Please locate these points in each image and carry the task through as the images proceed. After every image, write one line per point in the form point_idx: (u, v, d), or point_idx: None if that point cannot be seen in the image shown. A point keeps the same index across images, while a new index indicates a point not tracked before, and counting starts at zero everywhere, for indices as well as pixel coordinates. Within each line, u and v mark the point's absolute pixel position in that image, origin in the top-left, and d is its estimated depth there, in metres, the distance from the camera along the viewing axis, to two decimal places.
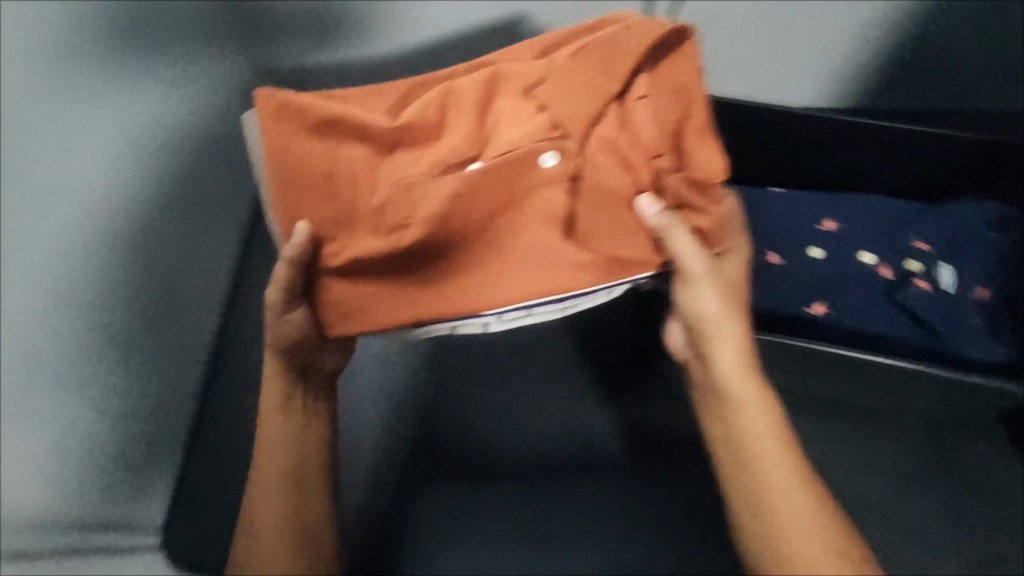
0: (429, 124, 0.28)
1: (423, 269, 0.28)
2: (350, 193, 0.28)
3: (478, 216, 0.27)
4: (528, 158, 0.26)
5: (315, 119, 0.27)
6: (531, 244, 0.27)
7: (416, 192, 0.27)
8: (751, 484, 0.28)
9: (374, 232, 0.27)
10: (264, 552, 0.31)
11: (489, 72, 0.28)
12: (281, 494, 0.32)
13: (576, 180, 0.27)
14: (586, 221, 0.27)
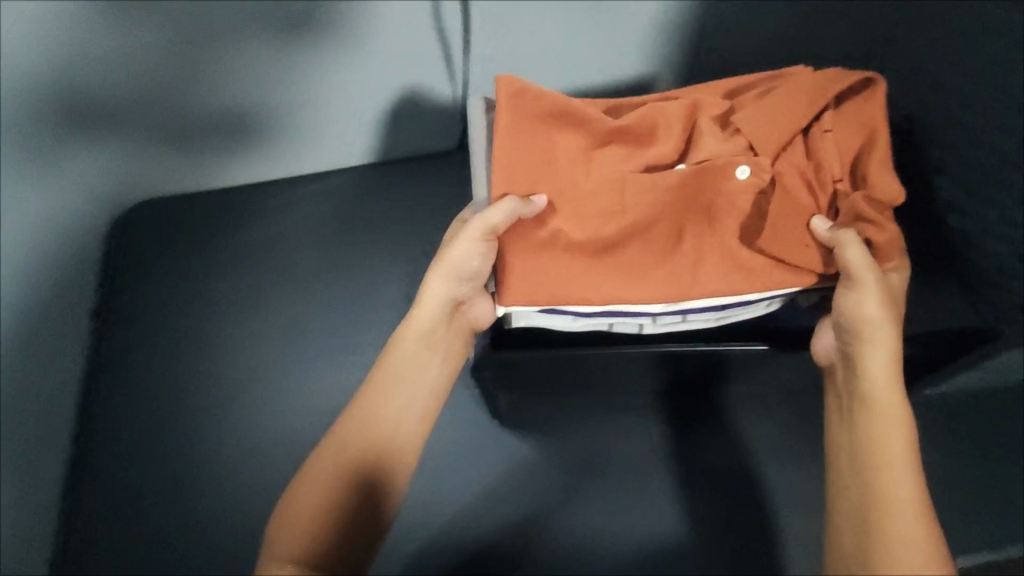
0: (645, 131, 0.56)
1: (611, 221, 0.54)
2: (565, 163, 0.55)
3: (707, 186, 0.53)
4: (726, 165, 0.53)
5: (537, 103, 0.56)
6: (727, 212, 0.53)
7: (661, 175, 0.54)
8: (870, 475, 0.47)
9: (628, 211, 0.54)
10: (313, 486, 0.51)
11: (697, 100, 0.56)
12: (352, 436, 0.53)
13: (757, 184, 0.53)
14: (777, 216, 0.53)
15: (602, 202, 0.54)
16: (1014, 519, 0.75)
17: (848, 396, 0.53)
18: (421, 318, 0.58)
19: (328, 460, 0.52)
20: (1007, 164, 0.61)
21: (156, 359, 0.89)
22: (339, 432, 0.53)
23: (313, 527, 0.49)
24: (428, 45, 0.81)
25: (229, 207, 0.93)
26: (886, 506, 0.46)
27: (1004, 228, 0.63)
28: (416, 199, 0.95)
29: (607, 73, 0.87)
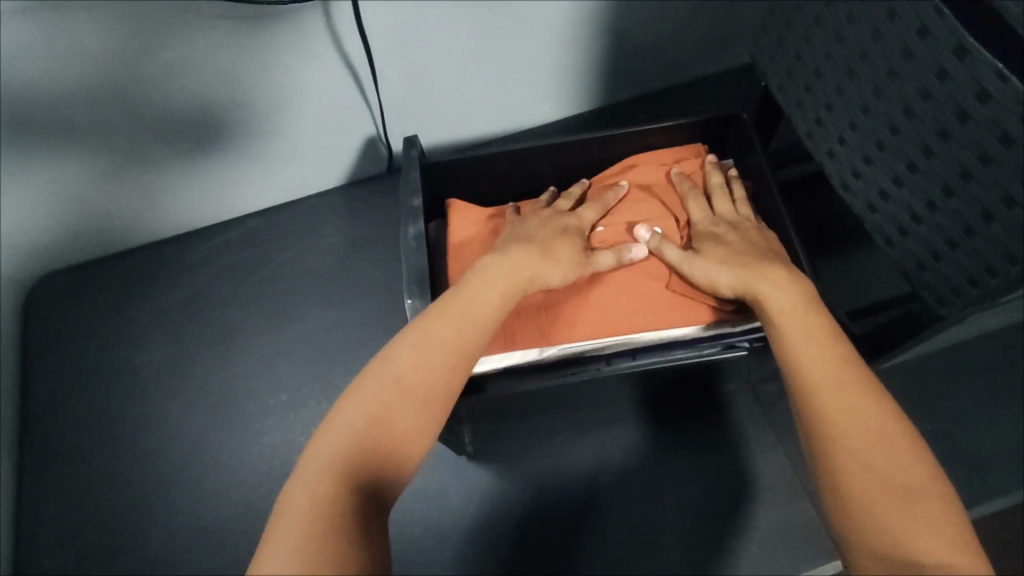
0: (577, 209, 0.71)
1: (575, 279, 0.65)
2: None
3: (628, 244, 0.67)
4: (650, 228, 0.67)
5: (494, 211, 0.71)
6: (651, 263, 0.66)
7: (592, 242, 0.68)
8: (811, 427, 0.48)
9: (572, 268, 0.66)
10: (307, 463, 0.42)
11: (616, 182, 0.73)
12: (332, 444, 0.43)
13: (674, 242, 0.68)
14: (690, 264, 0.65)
15: None
16: (982, 468, 0.78)
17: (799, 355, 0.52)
18: (439, 326, 0.51)
19: (337, 431, 0.44)
20: (883, 147, 0.59)
21: (92, 447, 0.88)
22: (361, 395, 0.46)
23: (318, 505, 0.39)
24: (342, 78, 0.83)
25: (170, 260, 0.97)
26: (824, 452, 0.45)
27: (905, 217, 0.59)
28: (316, 235, 0.98)
29: (492, 93, 0.94)
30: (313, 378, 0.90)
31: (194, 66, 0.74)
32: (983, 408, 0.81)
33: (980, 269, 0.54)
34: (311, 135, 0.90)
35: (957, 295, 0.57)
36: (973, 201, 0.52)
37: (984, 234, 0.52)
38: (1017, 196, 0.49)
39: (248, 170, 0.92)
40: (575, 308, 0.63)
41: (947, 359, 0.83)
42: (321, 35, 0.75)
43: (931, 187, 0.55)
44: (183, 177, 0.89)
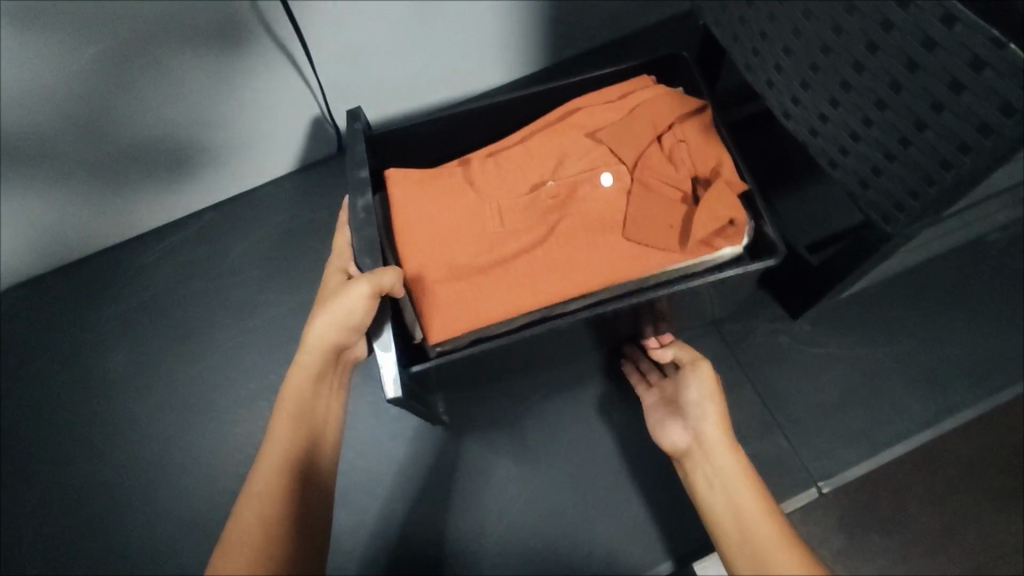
0: (520, 160, 0.69)
1: (526, 239, 0.65)
2: (469, 197, 0.67)
3: (573, 196, 0.65)
4: (594, 181, 0.65)
5: (432, 171, 0.69)
6: (601, 215, 0.64)
7: (537, 198, 0.66)
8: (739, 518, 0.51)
9: (519, 230, 0.65)
10: (261, 466, 0.51)
11: (563, 126, 0.70)
12: (276, 448, 0.52)
13: (624, 188, 0.65)
14: (638, 213, 0.64)
15: (487, 226, 0.65)
16: (948, 381, 0.80)
17: (704, 462, 0.57)
18: (309, 360, 0.57)
19: (277, 433, 0.53)
20: (818, 69, 0.59)
21: (68, 459, 0.87)
22: (263, 465, 0.51)
23: (266, 510, 0.48)
24: (278, 65, 0.80)
25: (129, 262, 0.95)
26: (750, 530, 0.50)
27: (844, 137, 0.60)
28: (273, 223, 0.97)
29: (436, 63, 0.92)
30: (285, 365, 0.89)
31: (120, 63, 0.71)
32: (946, 324, 0.83)
33: (919, 179, 0.55)
34: (255, 126, 0.88)
35: (901, 210, 0.58)
36: (906, 112, 0.53)
37: (919, 142, 0.53)
38: (944, 100, 0.49)
39: (193, 168, 0.90)
40: (533, 266, 0.63)
41: (902, 283, 0.85)
42: (249, 21, 0.73)
43: (865, 102, 0.56)
44: (126, 180, 0.86)
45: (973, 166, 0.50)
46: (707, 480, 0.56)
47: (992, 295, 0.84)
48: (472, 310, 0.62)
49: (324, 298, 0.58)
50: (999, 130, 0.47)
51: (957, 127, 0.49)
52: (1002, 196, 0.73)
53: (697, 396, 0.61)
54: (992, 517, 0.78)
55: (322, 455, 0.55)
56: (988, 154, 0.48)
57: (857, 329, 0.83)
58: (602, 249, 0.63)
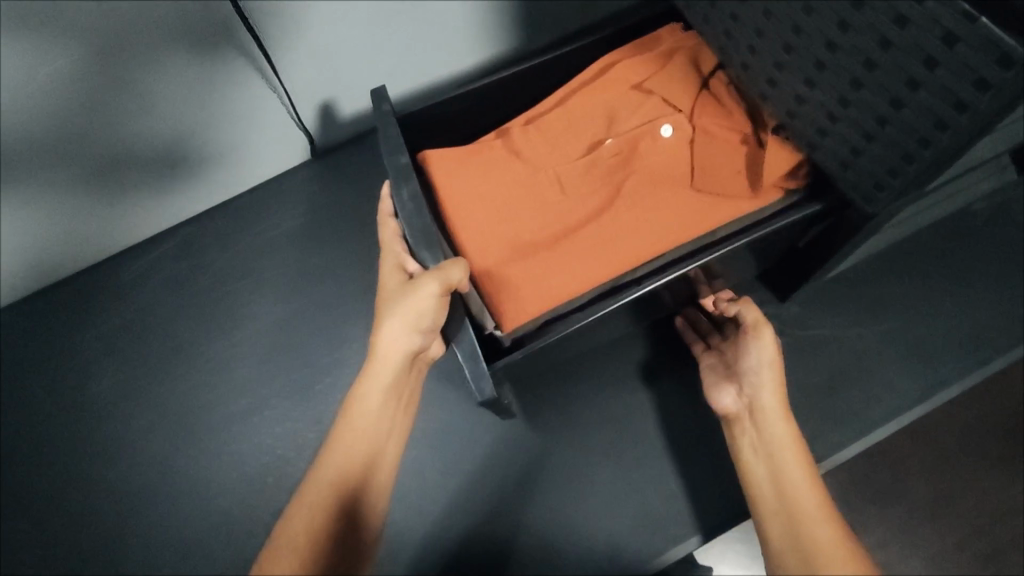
0: (566, 124, 0.74)
1: (593, 195, 0.69)
2: (526, 164, 0.71)
3: (632, 153, 0.71)
4: (655, 136, 0.70)
5: (476, 145, 0.72)
6: (665, 167, 0.69)
7: (598, 157, 0.71)
8: (781, 489, 0.54)
9: (581, 189, 0.70)
10: (324, 465, 0.55)
11: (602, 86, 0.74)
12: (338, 450, 0.56)
13: (686, 139, 0.70)
14: (701, 159, 0.69)
15: (550, 187, 0.70)
16: (941, 351, 0.81)
17: (755, 431, 0.59)
18: (381, 367, 0.58)
19: (344, 435, 0.56)
20: (791, 50, 0.59)
21: (57, 487, 0.84)
22: (321, 476, 0.54)
23: (322, 511, 0.52)
24: (243, 76, 0.78)
25: (108, 281, 0.92)
26: (792, 505, 0.52)
27: (821, 119, 0.60)
28: (255, 229, 0.94)
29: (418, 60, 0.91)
30: (278, 374, 0.87)
31: (79, 78, 0.67)
32: (936, 294, 0.84)
33: (897, 158, 0.55)
34: (224, 140, 0.85)
35: (881, 190, 0.58)
36: (882, 90, 0.53)
37: (896, 121, 0.53)
38: (919, 77, 0.49)
39: (162, 184, 0.87)
40: (605, 216, 0.66)
41: (890, 260, 0.86)
42: (209, 33, 0.71)
43: (840, 82, 0.56)
44: (91, 202, 0.83)
45: (952, 143, 0.50)
46: (754, 451, 0.58)
47: (977, 267, 0.85)
48: (537, 279, 0.63)
49: (387, 296, 0.58)
50: (976, 105, 0.47)
51: (933, 103, 0.49)
52: (984, 168, 0.74)
53: (757, 361, 0.62)
54: (990, 481, 0.79)
55: (381, 464, 0.58)
56: (966, 129, 0.48)
57: (850, 304, 0.84)
58: (675, 199, 0.67)
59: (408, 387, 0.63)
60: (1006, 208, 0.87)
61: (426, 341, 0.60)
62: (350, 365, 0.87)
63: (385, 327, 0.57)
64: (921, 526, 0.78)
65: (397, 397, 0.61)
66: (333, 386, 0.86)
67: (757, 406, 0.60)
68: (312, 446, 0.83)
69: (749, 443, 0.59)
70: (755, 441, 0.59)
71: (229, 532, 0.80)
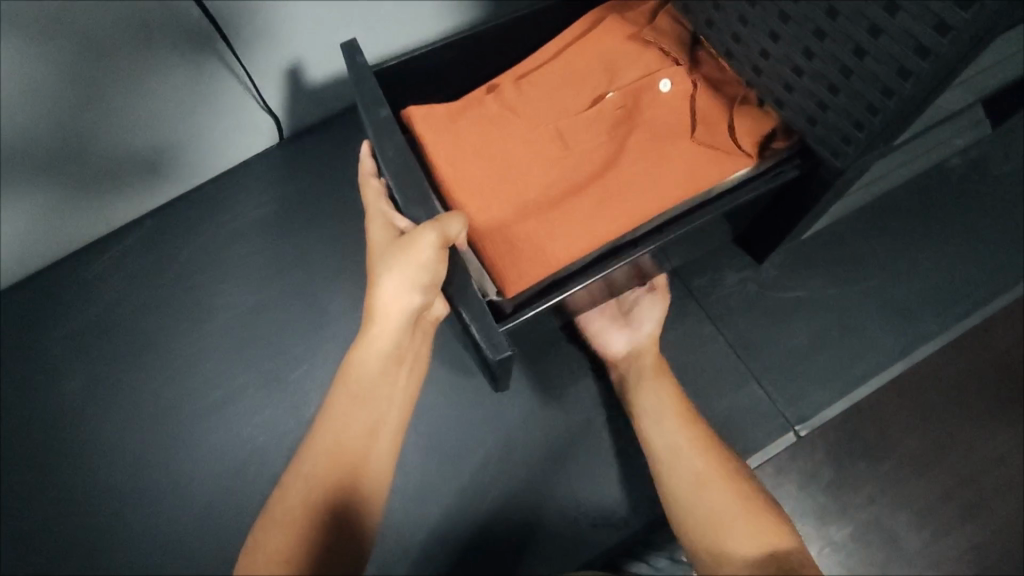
0: (556, 82, 0.70)
1: (586, 157, 0.66)
2: (516, 126, 0.68)
3: (631, 108, 0.67)
4: (658, 88, 0.66)
5: (462, 105, 0.69)
6: (667, 121, 0.66)
7: (593, 113, 0.67)
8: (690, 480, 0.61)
9: (576, 150, 0.66)
10: (322, 434, 0.54)
11: (592, 43, 0.71)
12: (336, 421, 0.55)
13: (687, 91, 0.66)
14: (702, 112, 0.65)
15: (541, 148, 0.66)
16: (918, 307, 0.82)
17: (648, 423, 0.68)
18: (379, 331, 0.58)
19: (343, 402, 0.56)
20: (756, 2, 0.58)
21: (32, 495, 0.81)
22: (321, 444, 0.53)
23: (322, 478, 0.51)
24: (200, 58, 0.74)
25: (69, 279, 0.88)
26: (698, 488, 0.60)
27: (787, 73, 0.59)
28: (221, 219, 0.91)
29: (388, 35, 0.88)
30: (257, 365, 0.85)
31: (23, 63, 0.64)
32: (915, 253, 0.85)
33: (862, 110, 0.54)
34: (183, 130, 0.81)
35: (848, 144, 0.57)
36: (844, 39, 0.52)
37: (860, 71, 0.52)
38: (881, 23, 0.49)
39: (122, 180, 0.83)
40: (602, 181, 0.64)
41: (861, 220, 0.86)
42: (156, 11, 0.67)
43: (804, 34, 0.55)
44: (46, 204, 0.79)
45: (914, 92, 0.50)
46: (661, 444, 0.66)
47: (948, 224, 0.86)
48: (529, 249, 0.61)
49: (381, 255, 0.57)
50: (938, 50, 0.46)
51: (896, 49, 0.49)
52: (955, 122, 0.74)
53: (633, 365, 0.74)
54: (970, 430, 0.81)
55: (383, 430, 0.57)
56: (928, 75, 0.48)
57: (828, 265, 0.85)
58: (674, 160, 0.64)
59: (407, 353, 0.62)
60: (977, 165, 0.89)
61: (428, 299, 0.60)
62: (328, 354, 0.85)
63: (378, 287, 0.57)
64: (910, 479, 0.79)
65: (397, 362, 0.61)
66: (311, 375, 0.84)
67: (653, 406, 0.69)
68: (293, 437, 0.81)
69: (660, 438, 0.66)
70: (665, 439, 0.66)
71: (215, 526, 0.78)
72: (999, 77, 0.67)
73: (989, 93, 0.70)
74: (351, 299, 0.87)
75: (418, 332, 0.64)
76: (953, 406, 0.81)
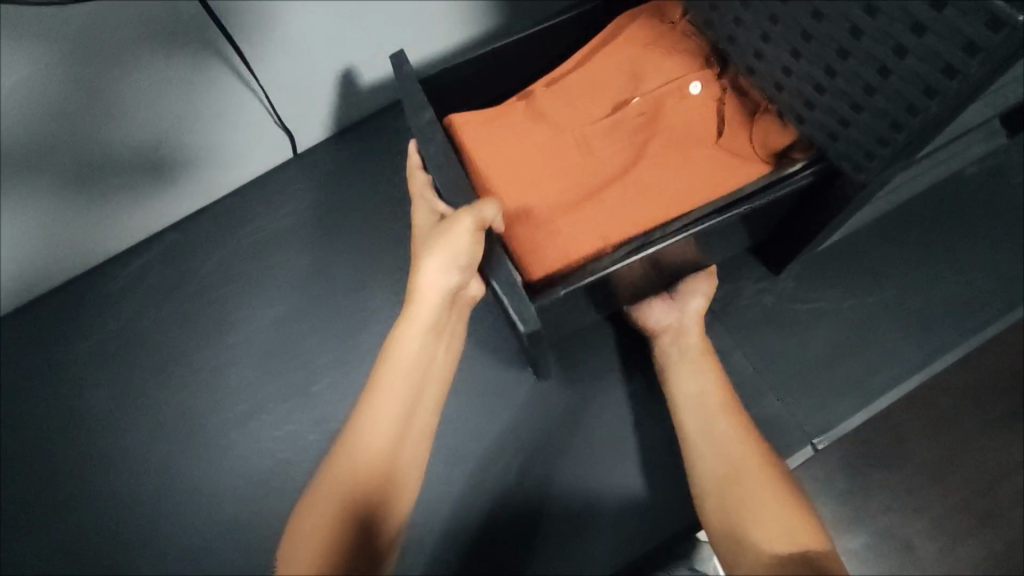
0: (586, 86, 0.71)
1: (615, 160, 0.68)
2: (548, 130, 0.70)
3: (657, 111, 0.68)
4: (686, 93, 0.68)
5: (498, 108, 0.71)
6: (692, 126, 0.67)
7: (622, 117, 0.69)
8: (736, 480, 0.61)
9: (606, 153, 0.68)
10: (368, 407, 0.57)
11: (622, 47, 0.72)
12: (381, 395, 0.58)
13: (712, 98, 0.68)
14: (727, 118, 0.67)
15: (572, 152, 0.68)
16: (934, 319, 0.82)
17: (693, 415, 0.68)
18: (422, 309, 0.60)
19: (389, 378, 0.59)
20: (778, 21, 0.58)
21: (57, 500, 0.83)
22: (369, 418, 0.56)
23: (366, 457, 0.54)
24: (218, 72, 0.76)
25: (90, 292, 0.90)
26: (746, 492, 0.60)
27: (809, 89, 0.59)
28: (238, 233, 0.92)
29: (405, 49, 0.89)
30: (274, 377, 0.86)
31: (47, 78, 0.66)
32: (931, 265, 0.84)
33: (886, 127, 0.54)
34: (201, 142, 0.83)
35: (871, 160, 0.57)
36: (868, 57, 0.52)
37: (884, 89, 0.53)
38: (907, 43, 0.49)
39: (141, 191, 0.84)
40: (629, 180, 0.66)
41: (881, 230, 0.86)
42: (177, 28, 0.69)
43: (828, 52, 0.55)
44: (67, 214, 0.81)
45: (939, 110, 0.50)
46: (705, 439, 0.65)
47: (966, 235, 0.85)
48: (559, 247, 0.63)
49: (425, 238, 0.59)
50: (965, 70, 0.46)
51: (921, 69, 0.49)
52: (970, 136, 0.75)
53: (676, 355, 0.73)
54: (989, 444, 0.80)
55: (423, 405, 0.60)
56: (954, 95, 0.48)
57: (845, 277, 0.84)
58: (700, 164, 0.66)
59: (448, 326, 0.65)
60: (995, 175, 0.88)
61: (466, 281, 0.62)
62: (346, 364, 0.85)
63: (421, 264, 0.59)
64: (927, 492, 0.78)
65: (439, 337, 0.63)
66: (330, 385, 0.85)
67: (700, 396, 0.69)
68: (310, 447, 0.82)
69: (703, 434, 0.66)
70: (709, 436, 0.65)
71: (230, 537, 0.79)
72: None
73: (1006, 107, 0.70)
74: (369, 310, 0.88)
75: (456, 313, 0.65)
76: (969, 418, 0.81)
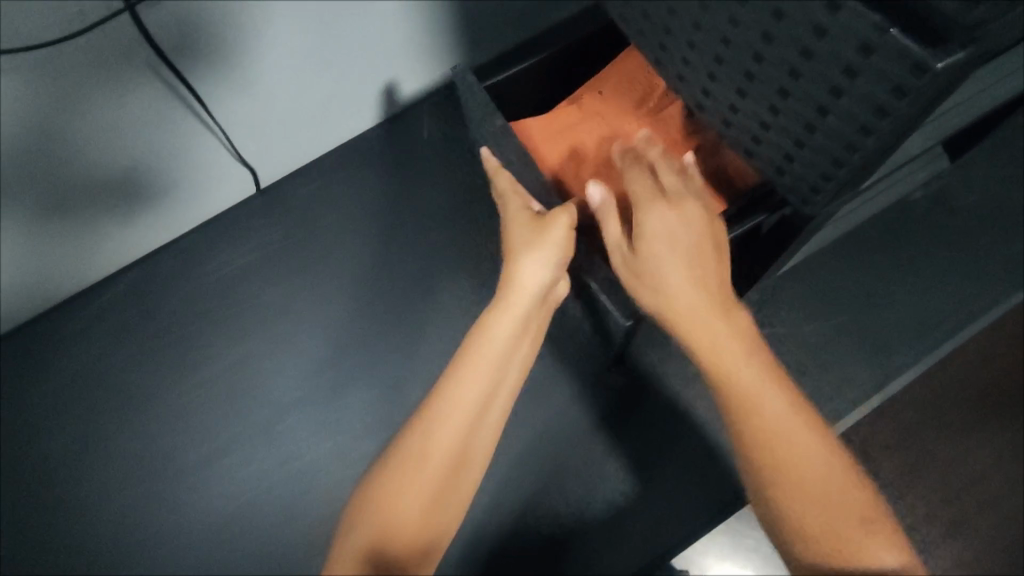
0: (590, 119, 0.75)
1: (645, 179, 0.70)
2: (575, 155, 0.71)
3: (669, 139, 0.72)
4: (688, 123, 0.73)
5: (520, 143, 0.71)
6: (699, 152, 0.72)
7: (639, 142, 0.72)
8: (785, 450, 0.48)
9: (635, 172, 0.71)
10: (441, 394, 0.52)
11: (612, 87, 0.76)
12: (460, 383, 0.53)
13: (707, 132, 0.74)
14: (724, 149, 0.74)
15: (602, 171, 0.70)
16: (888, 341, 0.85)
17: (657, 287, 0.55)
18: (518, 299, 0.58)
19: (475, 366, 0.54)
20: (721, 62, 0.58)
21: (30, 556, 0.80)
22: (446, 408, 0.51)
23: (435, 452, 0.50)
24: (170, 110, 0.74)
25: (51, 337, 0.87)
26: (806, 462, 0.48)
27: (756, 125, 0.60)
28: (201, 274, 0.89)
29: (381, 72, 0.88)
30: (240, 418, 0.84)
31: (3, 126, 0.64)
32: (885, 287, 0.88)
33: (828, 162, 0.56)
34: (154, 182, 0.81)
35: (816, 193, 0.60)
36: (807, 98, 0.53)
37: (823, 128, 0.54)
38: (841, 85, 0.50)
39: (90, 236, 0.81)
40: None
41: (838, 253, 0.90)
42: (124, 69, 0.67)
43: (769, 92, 0.56)
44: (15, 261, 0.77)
45: (875, 146, 0.51)
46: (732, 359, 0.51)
47: (914, 257, 0.89)
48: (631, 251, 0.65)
49: (520, 231, 0.59)
50: (895, 111, 0.48)
51: (856, 109, 0.50)
52: (912, 164, 0.79)
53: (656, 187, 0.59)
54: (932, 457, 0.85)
55: (505, 400, 0.55)
56: (888, 133, 0.50)
57: (806, 299, 0.88)
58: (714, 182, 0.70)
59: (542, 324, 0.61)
60: (941, 197, 0.93)
61: (558, 280, 0.60)
62: (334, 396, 0.85)
63: (525, 252, 0.58)
64: None
65: (532, 327, 0.59)
66: (313, 419, 0.83)
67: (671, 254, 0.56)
68: (280, 491, 0.81)
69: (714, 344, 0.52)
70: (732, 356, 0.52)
71: None
72: (961, 119, 0.70)
73: (945, 137, 0.74)
74: (350, 340, 0.87)
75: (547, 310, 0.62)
76: (908, 433, 0.86)
